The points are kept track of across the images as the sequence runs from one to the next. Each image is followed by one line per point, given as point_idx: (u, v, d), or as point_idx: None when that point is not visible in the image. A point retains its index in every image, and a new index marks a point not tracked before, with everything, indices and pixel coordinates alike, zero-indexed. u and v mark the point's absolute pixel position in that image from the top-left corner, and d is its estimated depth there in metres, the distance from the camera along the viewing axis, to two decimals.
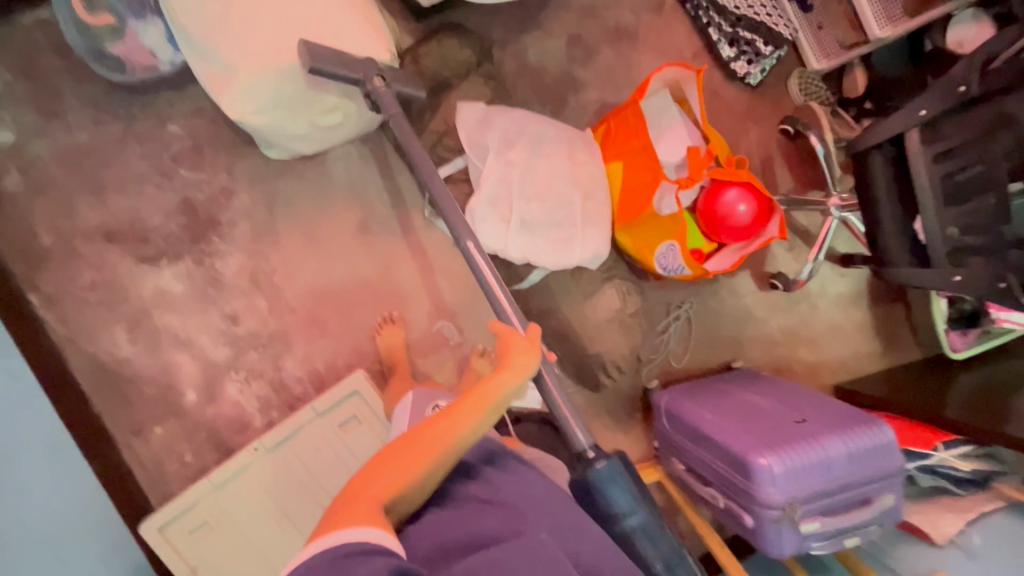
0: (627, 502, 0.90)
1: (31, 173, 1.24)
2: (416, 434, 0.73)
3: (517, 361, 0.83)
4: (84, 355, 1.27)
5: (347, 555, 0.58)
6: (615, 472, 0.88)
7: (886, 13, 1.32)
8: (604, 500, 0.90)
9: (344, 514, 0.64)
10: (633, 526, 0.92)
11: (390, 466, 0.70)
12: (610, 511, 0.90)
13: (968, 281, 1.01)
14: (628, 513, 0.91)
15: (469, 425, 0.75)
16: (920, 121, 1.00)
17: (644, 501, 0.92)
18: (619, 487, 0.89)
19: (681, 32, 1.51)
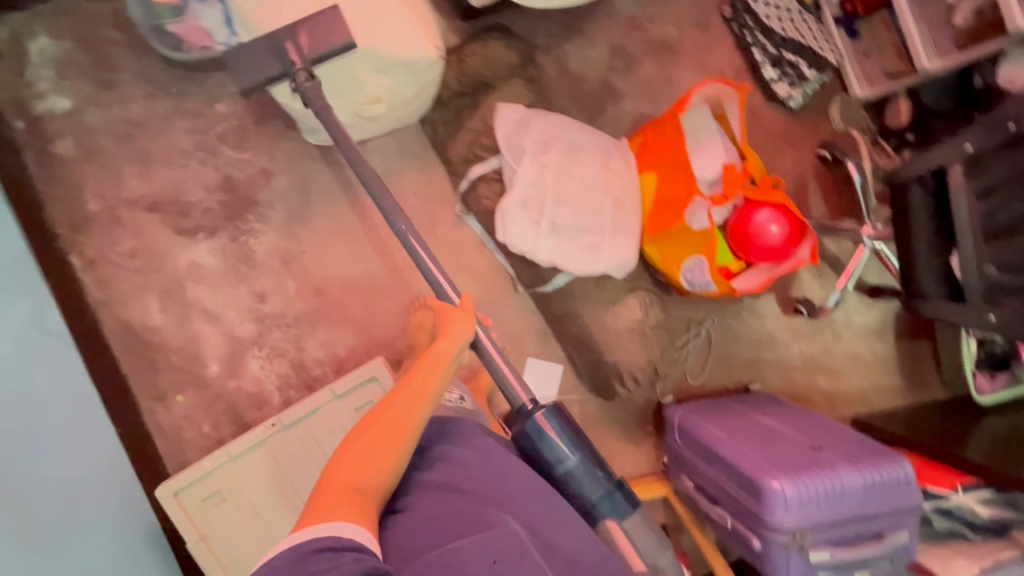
0: (561, 449, 0.91)
1: (85, 140, 1.29)
2: (376, 415, 0.80)
3: (456, 329, 0.92)
4: (116, 319, 1.31)
5: (314, 552, 0.63)
6: (546, 423, 0.91)
7: (936, 45, 1.32)
8: (540, 449, 0.91)
9: (321, 509, 0.69)
10: (566, 468, 0.91)
11: (357, 448, 0.76)
12: (547, 459, 0.91)
13: (1004, 321, 0.99)
14: (562, 460, 0.91)
15: (423, 394, 0.83)
16: (965, 154, 0.99)
17: (579, 446, 0.92)
18: (554, 436, 0.91)
19: (724, 50, 1.51)
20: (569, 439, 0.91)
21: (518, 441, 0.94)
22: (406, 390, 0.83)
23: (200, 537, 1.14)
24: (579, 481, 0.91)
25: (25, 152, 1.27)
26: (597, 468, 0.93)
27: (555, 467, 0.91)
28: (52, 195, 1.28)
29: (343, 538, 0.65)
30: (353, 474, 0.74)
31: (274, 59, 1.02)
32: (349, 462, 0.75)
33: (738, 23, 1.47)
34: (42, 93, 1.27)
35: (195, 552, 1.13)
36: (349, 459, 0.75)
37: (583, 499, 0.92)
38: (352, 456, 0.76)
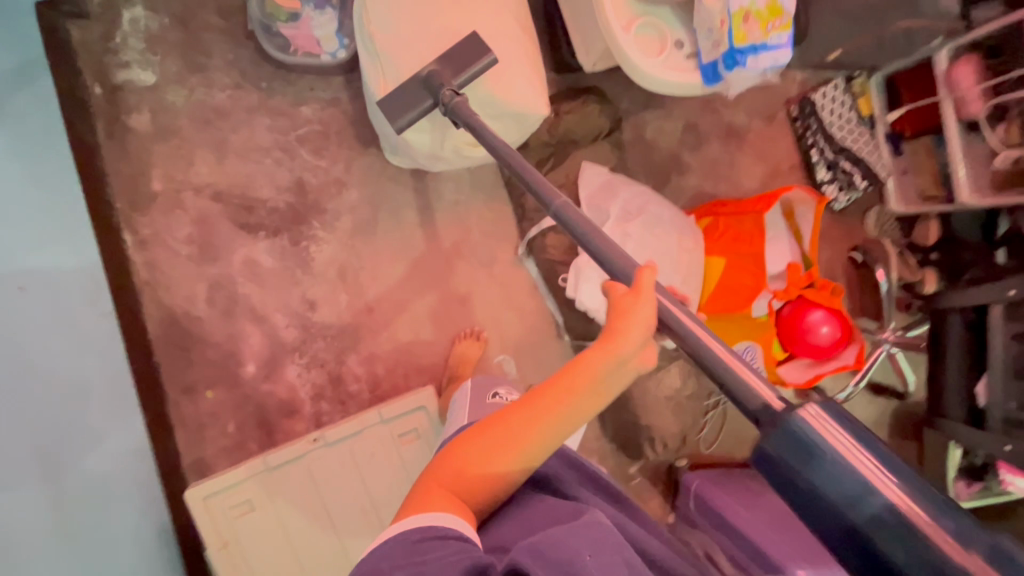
0: (859, 479, 0.44)
1: (161, 118, 1.26)
2: (506, 415, 0.71)
3: (626, 332, 0.68)
4: (159, 303, 1.27)
5: (420, 541, 0.59)
6: (818, 426, 0.46)
7: (974, 181, 1.43)
8: (806, 484, 0.46)
9: (426, 495, 0.67)
10: (861, 518, 0.44)
11: (478, 441, 0.70)
12: (822, 503, 0.45)
13: (1016, 454, 1.08)
14: (856, 500, 0.44)
15: (553, 412, 0.70)
16: (1006, 299, 1.10)
17: (899, 476, 0.43)
18: (840, 455, 0.45)
19: (783, 144, 1.61)
20: (872, 469, 0.44)
21: (760, 468, 0.49)
22: (546, 398, 0.70)
23: (222, 545, 1.11)
24: (894, 549, 0.42)
25: (97, 119, 1.23)
26: (953, 524, 0.41)
27: (840, 518, 0.44)
28: (116, 167, 1.24)
29: (443, 528, 0.61)
30: (466, 467, 0.69)
31: (423, 90, 1.04)
32: (465, 453, 0.70)
33: (802, 123, 1.58)
34: (126, 63, 1.24)
35: (214, 559, 1.10)
36: (468, 453, 0.70)
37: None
38: (472, 450, 0.70)
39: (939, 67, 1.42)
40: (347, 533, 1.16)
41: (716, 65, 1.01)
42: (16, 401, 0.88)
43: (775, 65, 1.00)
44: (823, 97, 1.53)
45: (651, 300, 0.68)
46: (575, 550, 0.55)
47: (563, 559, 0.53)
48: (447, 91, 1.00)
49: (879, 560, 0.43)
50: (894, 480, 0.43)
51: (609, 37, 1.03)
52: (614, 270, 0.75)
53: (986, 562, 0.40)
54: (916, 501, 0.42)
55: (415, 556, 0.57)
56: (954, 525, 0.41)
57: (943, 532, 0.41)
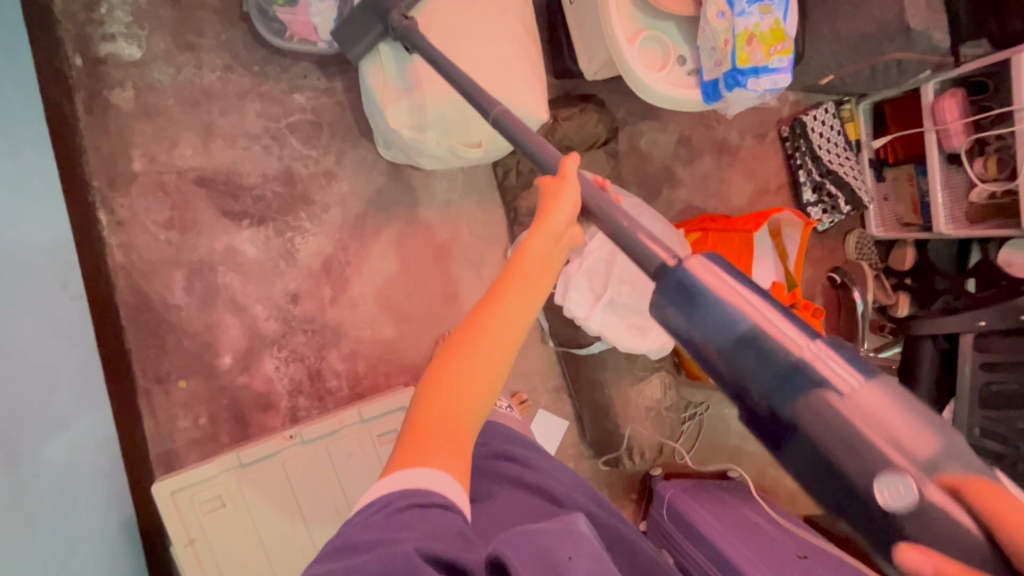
0: (731, 310, 0.54)
1: (146, 95, 1.21)
2: (477, 321, 0.68)
3: (557, 210, 0.73)
4: (135, 288, 1.23)
5: (402, 509, 0.55)
6: (699, 271, 0.57)
7: (951, 213, 1.48)
8: (690, 320, 0.55)
9: (408, 454, 0.61)
10: (734, 342, 0.53)
11: (452, 363, 0.66)
12: (706, 335, 0.54)
13: None
14: (726, 323, 0.53)
15: (518, 307, 0.69)
16: (977, 328, 1.15)
17: (762, 306, 0.54)
18: (719, 293, 0.55)
19: (773, 163, 1.64)
20: (766, 314, 0.53)
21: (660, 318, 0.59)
22: (512, 289, 0.70)
23: (189, 541, 1.07)
24: (755, 358, 0.51)
25: (76, 92, 1.17)
26: (796, 328, 0.52)
27: (716, 345, 0.54)
28: (95, 143, 1.19)
29: (430, 496, 0.56)
30: (448, 394, 0.64)
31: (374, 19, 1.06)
32: (447, 376, 0.65)
33: (791, 144, 1.60)
34: (111, 36, 1.19)
35: (180, 557, 1.07)
36: (450, 374, 0.65)
37: (779, 402, 0.49)
38: (455, 369, 0.66)
39: (925, 99, 1.47)
40: (320, 533, 1.14)
41: (717, 84, 1.02)
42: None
43: (775, 87, 1.01)
44: (812, 120, 1.57)
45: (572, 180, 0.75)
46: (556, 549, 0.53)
47: (546, 553, 0.52)
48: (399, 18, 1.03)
49: (745, 377, 0.51)
50: (760, 306, 0.53)
51: (613, 48, 1.02)
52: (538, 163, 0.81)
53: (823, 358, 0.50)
54: (772, 316, 0.53)
55: (396, 530, 0.52)
56: (805, 337, 0.51)
57: (794, 340, 0.51)
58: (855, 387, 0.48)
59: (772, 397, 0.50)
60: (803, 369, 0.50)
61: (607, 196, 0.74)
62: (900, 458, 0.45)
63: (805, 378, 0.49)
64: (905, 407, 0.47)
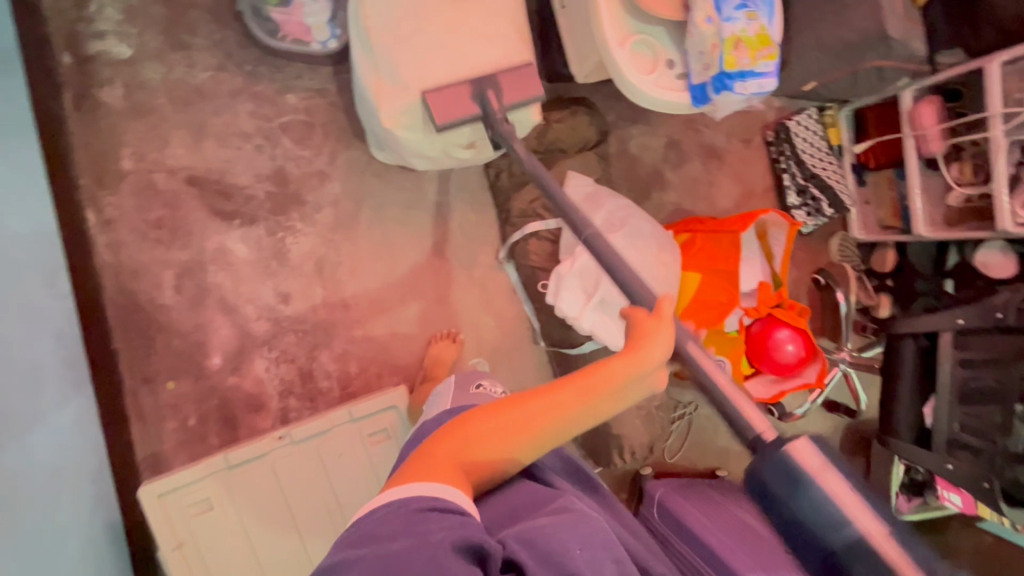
0: (837, 510, 0.48)
1: (137, 94, 1.20)
2: (517, 402, 0.69)
3: (648, 349, 0.70)
4: (123, 287, 1.21)
5: (423, 511, 0.56)
6: (804, 461, 0.50)
7: (929, 216, 1.52)
8: (792, 508, 0.50)
9: (422, 467, 0.63)
10: (843, 551, 0.47)
11: (485, 422, 0.68)
12: (807, 528, 0.49)
13: (958, 472, 1.18)
14: (832, 525, 0.47)
15: (564, 410, 0.68)
16: (956, 326, 1.20)
17: (875, 516, 0.47)
18: (826, 490, 0.48)
19: (759, 167, 1.67)
20: (835, 488, 0.48)
21: (753, 494, 0.53)
22: (563, 395, 0.68)
23: (177, 545, 1.06)
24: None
25: (65, 89, 1.16)
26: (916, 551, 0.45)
27: (819, 543, 0.48)
28: (84, 141, 1.18)
29: (445, 500, 0.58)
30: (468, 444, 0.66)
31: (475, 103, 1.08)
32: (469, 430, 0.67)
33: (776, 148, 1.65)
34: (102, 34, 1.18)
35: (167, 560, 1.06)
36: (471, 430, 0.67)
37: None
38: (476, 430, 0.67)
39: (903, 105, 1.51)
40: (311, 535, 1.13)
41: (705, 87, 1.04)
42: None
43: (761, 91, 1.03)
44: (796, 125, 1.62)
45: (670, 326, 0.72)
46: (564, 543, 0.56)
47: (554, 553, 0.55)
48: (500, 117, 1.06)
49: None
50: (866, 514, 0.47)
51: (605, 52, 1.04)
52: (634, 296, 0.79)
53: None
54: (881, 533, 0.46)
55: (415, 527, 0.53)
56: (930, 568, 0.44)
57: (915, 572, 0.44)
58: None
59: None
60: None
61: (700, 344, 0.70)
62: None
63: None
64: None
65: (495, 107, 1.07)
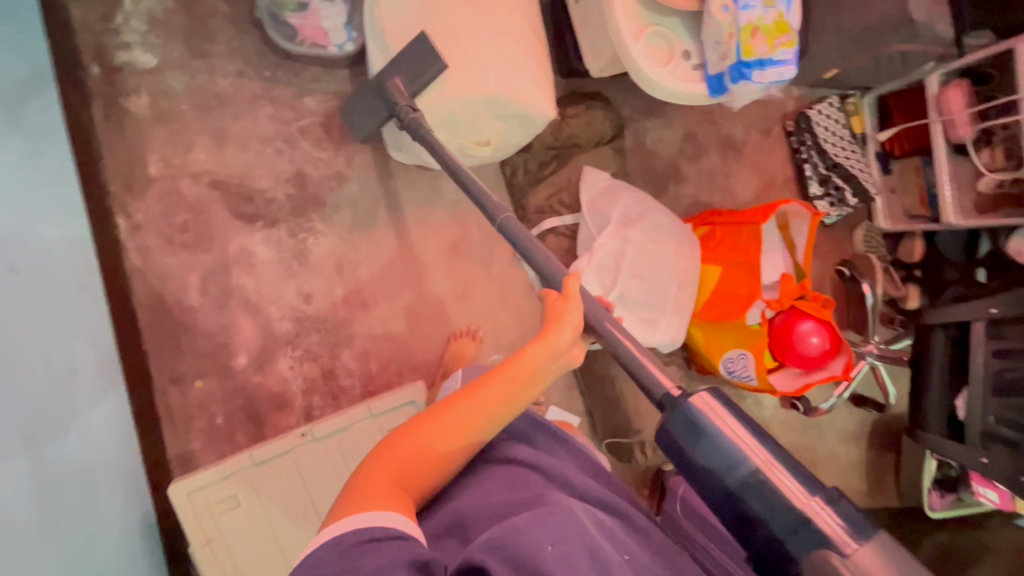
0: (735, 452, 0.60)
1: (161, 101, 1.24)
2: (445, 407, 0.74)
3: (557, 334, 0.77)
4: (152, 290, 1.25)
5: (361, 542, 0.59)
6: (704, 409, 0.62)
7: (960, 204, 1.48)
8: (696, 456, 0.61)
9: (365, 495, 0.65)
10: (739, 481, 0.59)
11: (421, 432, 0.72)
12: (711, 472, 0.61)
13: (993, 466, 1.13)
14: (732, 466, 0.59)
15: (493, 405, 0.74)
16: (989, 317, 1.15)
17: (769, 453, 0.60)
18: (720, 436, 0.61)
19: (779, 158, 1.65)
20: (731, 427, 0.61)
21: (667, 448, 0.65)
22: (487, 391, 0.74)
23: (205, 542, 1.09)
24: (761, 508, 0.58)
25: (93, 99, 1.20)
26: (792, 474, 0.58)
27: (722, 485, 0.60)
28: (112, 148, 1.22)
29: (381, 528, 0.60)
30: (408, 455, 0.71)
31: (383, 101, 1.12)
32: (407, 442, 0.71)
33: (797, 138, 1.62)
34: (127, 45, 1.22)
35: (199, 557, 1.09)
36: (414, 438, 0.72)
37: (790, 548, 0.57)
38: (416, 434, 0.72)
39: (930, 90, 1.48)
40: None
41: (722, 78, 1.03)
42: (21, 388, 0.85)
43: (780, 80, 1.02)
44: (817, 114, 1.60)
45: (573, 303, 0.80)
46: (536, 538, 0.56)
47: (525, 552, 0.55)
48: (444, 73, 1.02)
49: (751, 515, 0.59)
50: (762, 451, 0.60)
51: (619, 46, 1.04)
52: (546, 275, 0.88)
53: (823, 507, 0.56)
54: (763, 454, 0.60)
55: (353, 561, 0.56)
56: (799, 482, 0.58)
57: (796, 490, 0.57)
58: (845, 538, 0.54)
59: (787, 537, 0.57)
60: (811, 526, 0.56)
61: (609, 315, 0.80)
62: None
63: (809, 530, 0.56)
64: (892, 554, 0.53)
65: (401, 96, 1.06)
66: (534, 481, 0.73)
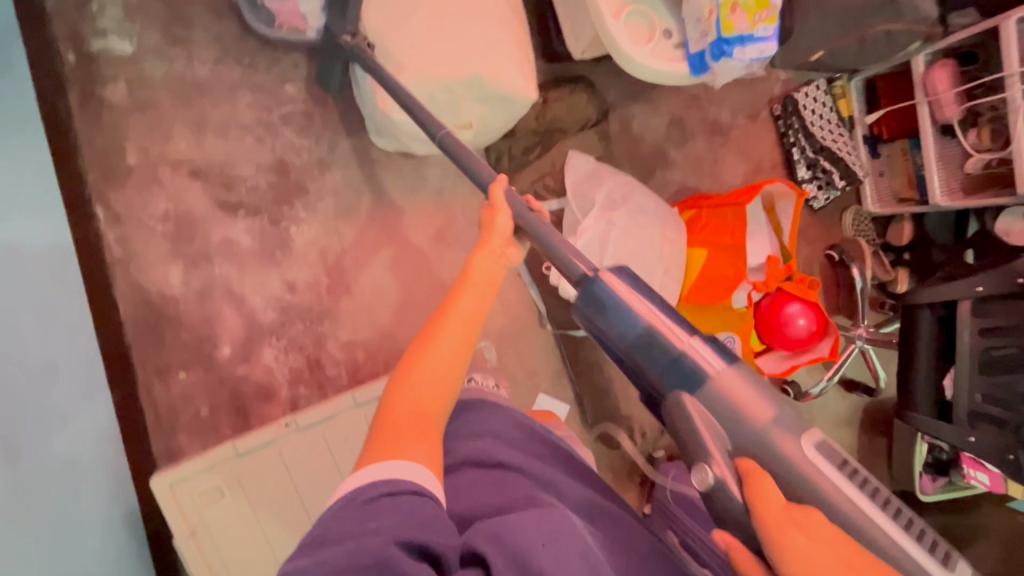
0: (635, 316, 0.67)
1: (138, 90, 1.22)
2: (430, 328, 0.73)
3: (497, 238, 0.78)
4: (133, 282, 1.23)
5: (377, 499, 0.57)
6: (614, 287, 0.69)
7: (948, 184, 1.47)
8: (602, 327, 0.70)
9: (378, 448, 0.63)
10: (636, 342, 0.67)
11: (420, 365, 0.70)
12: (615, 335, 0.69)
13: (981, 444, 1.14)
14: (630, 327, 0.67)
15: (469, 319, 0.74)
16: (976, 295, 1.14)
17: (664, 312, 0.68)
18: (628, 305, 0.67)
19: (767, 142, 1.64)
20: (637, 299, 0.68)
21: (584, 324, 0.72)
22: (459, 305, 0.74)
23: (190, 533, 1.08)
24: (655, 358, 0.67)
25: (69, 89, 1.19)
26: (683, 329, 0.67)
27: (626, 344, 0.68)
28: (90, 138, 1.20)
29: (402, 483, 0.58)
30: (414, 401, 0.68)
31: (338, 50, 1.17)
32: (412, 381, 0.69)
33: (784, 121, 1.61)
34: (103, 32, 1.20)
35: (183, 550, 1.07)
36: (417, 374, 0.70)
37: (670, 386, 0.67)
38: (418, 370, 0.70)
39: (917, 71, 1.48)
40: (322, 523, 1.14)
41: (703, 56, 1.02)
42: None
43: (761, 57, 1.01)
44: (804, 97, 1.58)
45: (503, 205, 0.79)
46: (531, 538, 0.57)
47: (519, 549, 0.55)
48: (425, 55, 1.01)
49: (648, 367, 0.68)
50: (654, 309, 0.68)
51: (599, 24, 1.03)
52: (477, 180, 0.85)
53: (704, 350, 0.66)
54: (664, 320, 0.67)
55: (368, 522, 0.54)
56: (685, 330, 0.67)
57: (685, 339, 0.66)
58: (733, 379, 0.64)
59: (669, 380, 0.67)
60: (683, 360, 0.66)
61: (536, 212, 0.79)
62: (795, 440, 0.62)
63: (692, 371, 0.66)
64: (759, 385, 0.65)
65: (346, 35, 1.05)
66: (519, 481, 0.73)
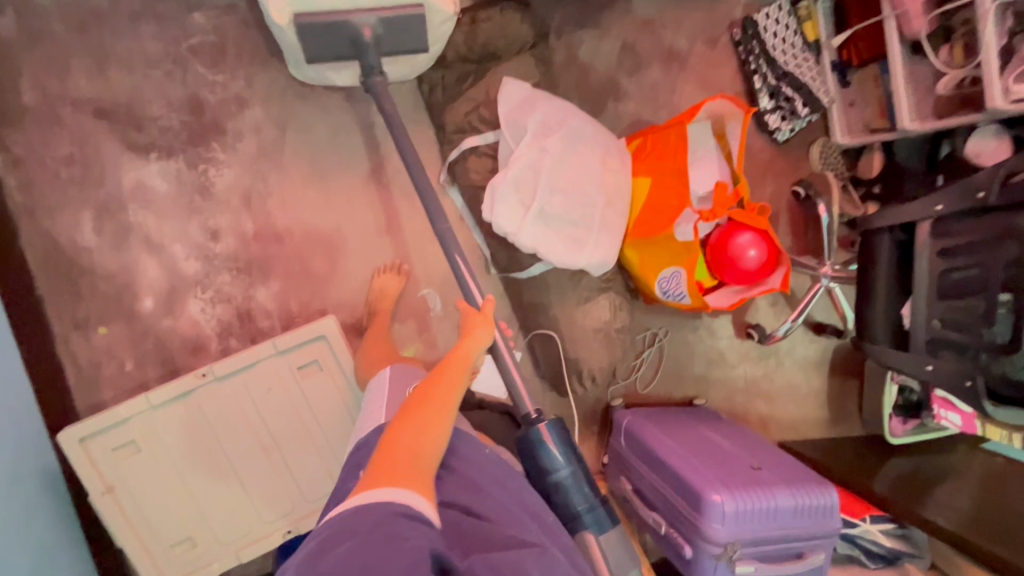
0: (556, 462, 1.02)
1: (29, 21, 1.13)
2: (423, 391, 0.83)
3: (479, 332, 0.95)
4: (40, 231, 1.16)
5: (396, 515, 0.60)
6: (548, 432, 1.02)
7: (918, 107, 1.36)
8: (534, 457, 1.03)
9: (379, 477, 0.66)
10: (561, 476, 1.02)
11: (414, 420, 0.77)
12: (539, 468, 1.02)
13: (939, 372, 1.07)
14: (552, 471, 1.02)
15: (454, 389, 0.85)
16: (935, 214, 1.06)
17: (578, 466, 1.03)
18: (552, 447, 1.01)
19: (727, 72, 1.54)
20: (557, 444, 1.01)
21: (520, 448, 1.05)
22: (445, 380, 0.86)
23: (106, 489, 1.04)
24: (571, 497, 1.02)
25: None
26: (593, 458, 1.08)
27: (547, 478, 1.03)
28: None
29: (415, 509, 0.62)
30: (407, 445, 0.73)
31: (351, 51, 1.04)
32: (403, 435, 0.74)
33: (744, 47, 1.50)
34: None
35: (99, 505, 1.03)
36: (412, 429, 0.75)
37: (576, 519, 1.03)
38: (410, 426, 0.76)
39: None
40: (247, 474, 1.11)
41: None
42: None
43: None
44: (765, 18, 1.47)
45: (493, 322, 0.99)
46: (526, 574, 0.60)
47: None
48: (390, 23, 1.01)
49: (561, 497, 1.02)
50: (575, 465, 1.03)
51: None
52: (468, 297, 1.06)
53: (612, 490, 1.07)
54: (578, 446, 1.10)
55: (394, 527, 0.57)
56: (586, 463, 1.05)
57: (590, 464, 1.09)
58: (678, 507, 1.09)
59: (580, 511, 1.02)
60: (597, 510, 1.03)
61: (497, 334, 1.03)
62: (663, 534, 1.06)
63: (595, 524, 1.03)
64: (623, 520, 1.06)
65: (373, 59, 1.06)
66: (509, 516, 0.74)
